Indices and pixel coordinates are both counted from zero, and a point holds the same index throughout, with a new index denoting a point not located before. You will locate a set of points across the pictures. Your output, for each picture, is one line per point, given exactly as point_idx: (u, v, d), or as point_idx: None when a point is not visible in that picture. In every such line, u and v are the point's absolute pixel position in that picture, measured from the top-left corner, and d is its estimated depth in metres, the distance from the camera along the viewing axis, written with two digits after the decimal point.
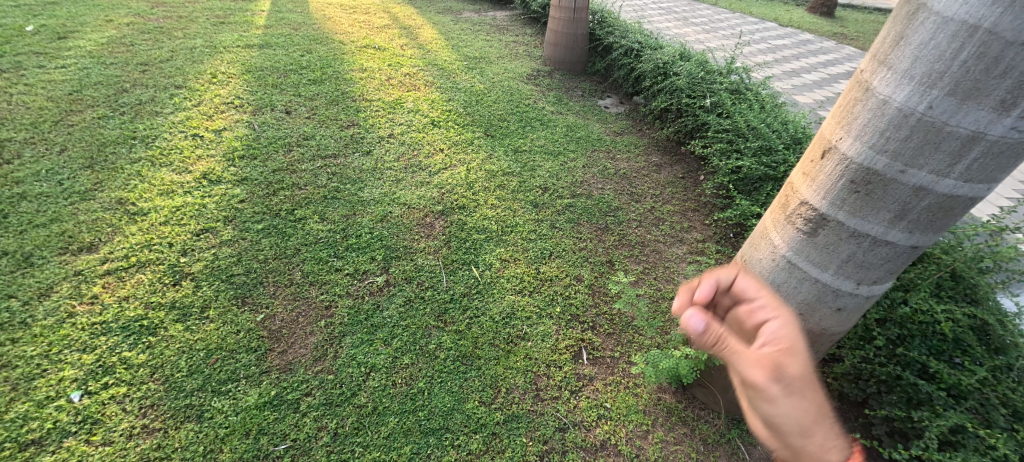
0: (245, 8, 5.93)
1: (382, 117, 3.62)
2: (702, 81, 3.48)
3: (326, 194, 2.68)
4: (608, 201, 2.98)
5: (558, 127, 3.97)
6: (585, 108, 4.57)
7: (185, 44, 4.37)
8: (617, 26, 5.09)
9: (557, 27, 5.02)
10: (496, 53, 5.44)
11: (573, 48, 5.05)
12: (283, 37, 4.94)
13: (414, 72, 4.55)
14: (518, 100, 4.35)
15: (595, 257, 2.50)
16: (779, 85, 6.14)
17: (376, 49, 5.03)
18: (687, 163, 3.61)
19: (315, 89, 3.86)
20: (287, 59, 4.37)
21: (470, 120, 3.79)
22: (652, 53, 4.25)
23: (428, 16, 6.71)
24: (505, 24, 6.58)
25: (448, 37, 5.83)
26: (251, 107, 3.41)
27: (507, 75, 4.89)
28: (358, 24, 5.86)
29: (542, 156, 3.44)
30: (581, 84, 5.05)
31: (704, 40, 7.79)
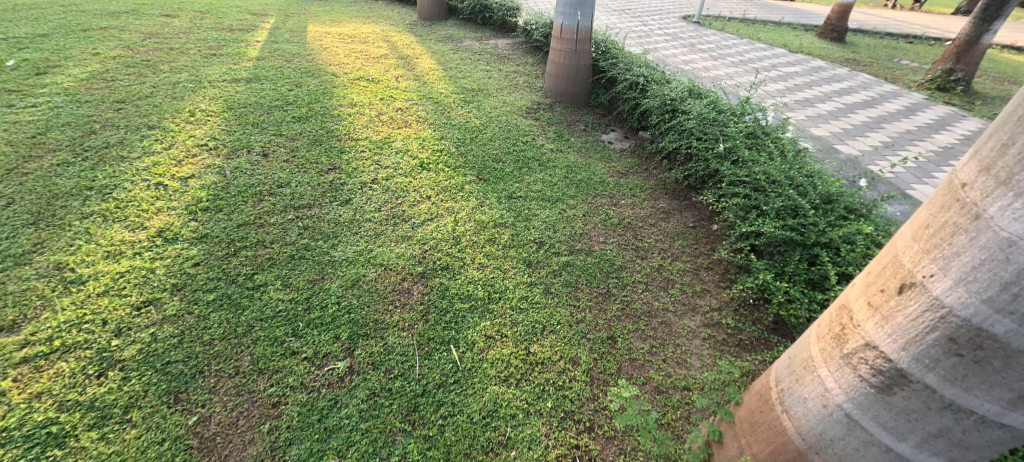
0: (239, 38, 5.80)
1: (367, 159, 3.36)
2: (714, 121, 3.19)
3: (293, 254, 2.40)
4: (610, 259, 2.67)
5: (558, 167, 3.69)
6: (588, 144, 4.30)
7: (169, 78, 4.18)
8: (622, 57, 4.85)
9: (558, 58, 4.79)
10: (495, 84, 5.22)
11: (575, 79, 4.81)
12: (274, 69, 4.77)
13: (407, 107, 4.32)
14: (516, 137, 4.09)
15: (595, 333, 2.18)
16: (793, 116, 5.86)
17: (370, 81, 4.83)
18: (698, 210, 3.29)
19: (299, 127, 3.63)
20: (274, 94, 4.16)
21: (463, 161, 3.52)
22: (659, 88, 3.99)
23: (427, 44, 6.55)
24: (506, 53, 6.39)
25: (446, 67, 5.63)
26: (226, 150, 3.17)
27: (505, 109, 4.65)
28: (354, 55, 5.69)
29: (539, 202, 3.15)
30: (584, 118, 4.80)
31: (713, 68, 7.57)
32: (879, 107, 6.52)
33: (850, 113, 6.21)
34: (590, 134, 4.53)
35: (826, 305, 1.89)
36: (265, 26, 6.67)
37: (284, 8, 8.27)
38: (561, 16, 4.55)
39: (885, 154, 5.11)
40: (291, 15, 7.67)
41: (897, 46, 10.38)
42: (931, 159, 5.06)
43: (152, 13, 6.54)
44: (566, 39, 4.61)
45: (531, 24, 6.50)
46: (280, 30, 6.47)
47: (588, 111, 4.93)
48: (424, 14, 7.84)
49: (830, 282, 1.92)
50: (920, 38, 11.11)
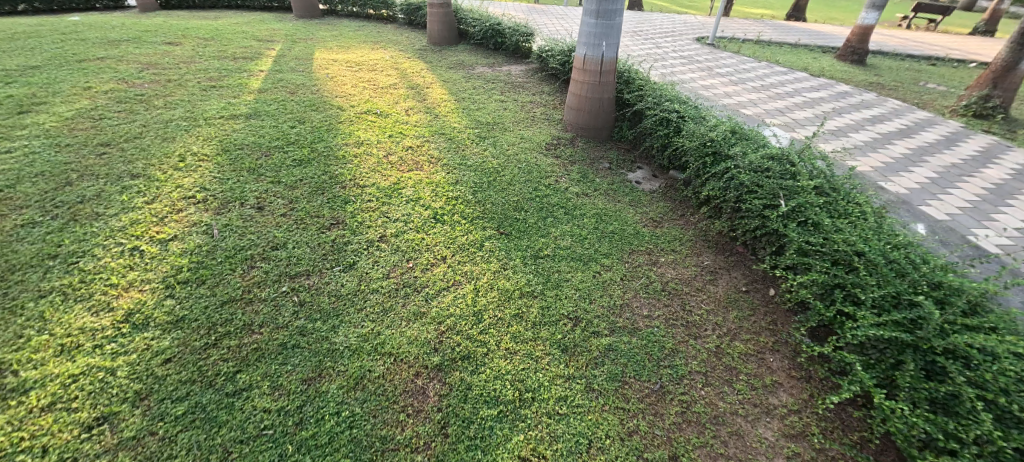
0: (242, 67, 5.54)
1: (374, 210, 3.00)
2: (769, 171, 2.80)
3: (284, 341, 2.01)
4: (659, 341, 2.26)
5: (587, 216, 3.31)
6: (615, 186, 3.93)
7: (162, 115, 3.87)
8: (649, 89, 4.50)
9: (580, 90, 4.46)
10: (511, 116, 4.88)
11: (598, 113, 4.47)
12: (276, 102, 4.46)
13: (419, 145, 3.98)
14: (538, 179, 3.73)
15: (652, 450, 1.77)
16: (827, 148, 5.49)
17: (378, 115, 4.51)
18: (750, 269, 2.88)
19: (300, 172, 3.29)
20: (274, 132, 3.84)
21: (482, 211, 3.15)
22: (696, 126, 3.62)
23: (438, 72, 6.26)
24: (520, 81, 6.09)
25: (459, 98, 5.31)
26: (217, 203, 2.82)
27: (524, 145, 4.29)
28: (362, 84, 5.40)
29: (569, 262, 2.76)
30: (607, 154, 4.44)
31: (735, 94, 7.25)
32: (916, 137, 6.12)
33: (887, 144, 5.82)
34: (616, 173, 4.16)
35: (963, 438, 1.47)
36: (270, 53, 6.42)
37: (291, 33, 8.07)
38: (584, 47, 4.23)
39: (935, 191, 4.68)
40: (297, 41, 7.45)
41: (920, 68, 10.04)
42: (986, 197, 4.62)
43: (154, 41, 6.32)
44: (589, 71, 4.29)
45: (546, 50, 6.20)
46: (285, 58, 6.22)
47: (611, 147, 4.57)
48: (434, 39, 7.59)
49: (965, 406, 1.50)
50: (942, 60, 10.77)
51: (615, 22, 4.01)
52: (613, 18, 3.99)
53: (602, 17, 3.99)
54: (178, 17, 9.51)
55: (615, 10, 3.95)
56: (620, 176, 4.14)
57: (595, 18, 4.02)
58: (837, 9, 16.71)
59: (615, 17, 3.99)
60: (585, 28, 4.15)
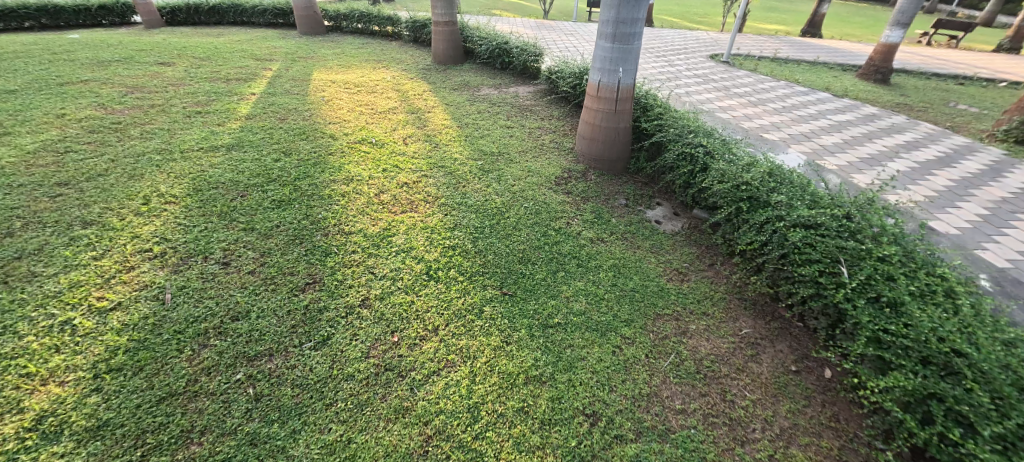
0: (233, 90, 5.23)
1: (358, 264, 2.61)
2: (822, 226, 2.36)
3: (230, 457, 1.61)
4: (697, 450, 1.83)
5: (603, 268, 2.88)
6: (633, 227, 3.51)
7: (135, 148, 3.54)
8: (671, 117, 4.10)
9: (593, 119, 4.07)
10: (517, 145, 4.49)
11: (612, 143, 4.09)
12: (263, 131, 4.12)
13: (415, 181, 3.61)
14: (547, 221, 3.32)
15: None
16: (860, 180, 5.03)
17: (373, 145, 4.15)
18: (798, 340, 2.44)
19: (279, 216, 2.91)
20: (256, 166, 3.48)
21: (482, 264, 2.74)
22: (727, 164, 3.19)
23: (441, 94, 5.92)
24: (527, 104, 5.71)
25: (462, 123, 4.95)
26: (176, 258, 2.44)
27: (532, 178, 3.89)
28: (359, 108, 5.05)
29: (584, 333, 2.33)
30: (623, 189, 4.03)
31: (755, 117, 6.83)
32: (957, 166, 5.62)
33: (926, 174, 5.33)
34: (633, 211, 3.76)
35: None
36: (266, 73, 6.13)
37: (292, 51, 7.82)
38: (598, 72, 3.84)
39: (989, 231, 4.18)
40: (297, 60, 7.17)
41: (949, 88, 9.53)
42: None
43: (146, 61, 6.07)
44: (603, 99, 3.90)
45: (557, 71, 5.83)
46: (281, 79, 5.92)
47: (627, 180, 4.16)
48: (438, 57, 7.30)
49: None
50: (971, 79, 10.25)
51: (633, 45, 3.62)
52: (632, 42, 3.60)
53: (619, 40, 3.60)
54: (180, 34, 9.35)
55: (633, 33, 3.56)
56: (639, 215, 3.72)
57: (611, 41, 3.63)
58: (854, 25, 16.26)
59: (634, 41, 3.60)
60: (600, 52, 3.76)
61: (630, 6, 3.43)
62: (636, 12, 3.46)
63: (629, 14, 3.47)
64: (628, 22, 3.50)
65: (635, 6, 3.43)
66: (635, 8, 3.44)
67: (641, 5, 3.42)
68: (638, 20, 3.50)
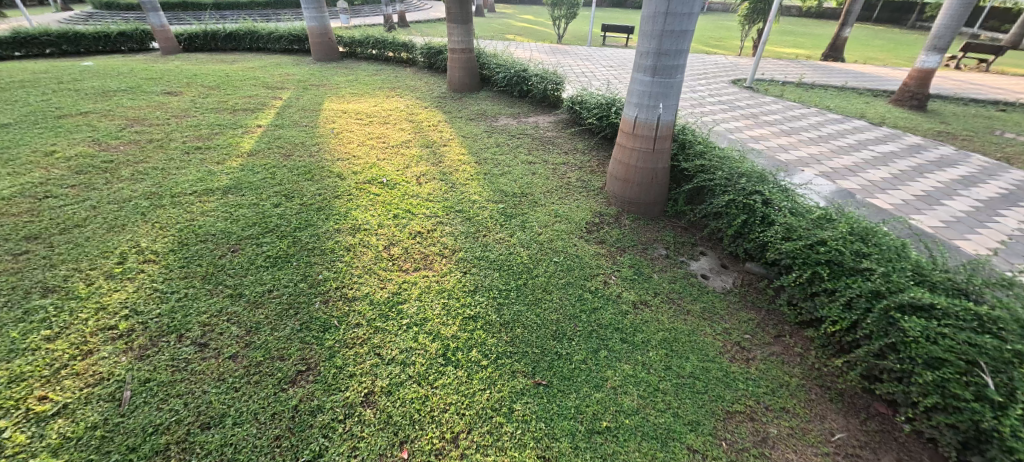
0: (239, 121, 4.93)
1: (362, 342, 2.18)
2: (941, 311, 1.89)
3: None
4: None
5: (653, 344, 2.42)
6: (679, 286, 3.04)
7: (122, 192, 3.20)
8: (715, 156, 3.66)
9: (627, 159, 3.65)
10: (541, 184, 4.08)
11: (649, 186, 3.66)
12: (265, 169, 3.77)
13: (430, 230, 3.20)
14: (580, 280, 2.87)
15: None
16: (922, 222, 4.51)
17: (384, 185, 3.77)
18: (908, 452, 1.93)
19: (272, 278, 2.51)
20: (252, 213, 3.10)
21: (509, 342, 2.30)
22: (795, 217, 2.73)
23: (457, 125, 5.57)
24: (549, 136, 5.33)
25: (480, 158, 4.56)
26: (144, 337, 2.06)
27: (560, 226, 3.46)
28: (369, 141, 4.69)
29: (639, 444, 1.86)
30: (662, 236, 3.59)
31: (791, 147, 6.33)
32: None
33: (995, 214, 4.78)
34: (676, 264, 3.30)
35: None
36: (275, 103, 5.85)
37: (304, 79, 7.60)
38: (635, 107, 3.43)
39: None
40: (309, 88, 6.93)
41: (992, 115, 8.96)
42: None
43: (153, 90, 5.84)
44: (640, 138, 3.49)
45: (581, 101, 5.45)
46: (291, 108, 5.62)
47: (665, 225, 3.71)
48: (454, 85, 7.01)
49: None
50: (1014, 105, 9.68)
51: (676, 79, 3.22)
52: (675, 75, 3.20)
53: (660, 74, 3.20)
54: (195, 61, 9.25)
55: (677, 65, 3.16)
56: (683, 268, 3.26)
57: (651, 75, 3.23)
58: (877, 48, 15.82)
59: (677, 74, 3.20)
60: (637, 87, 3.36)
61: (674, 36, 3.04)
62: (681, 43, 3.06)
63: (672, 46, 3.07)
64: (672, 54, 3.11)
65: (679, 36, 3.03)
66: (680, 39, 3.05)
67: (686, 35, 3.03)
68: (682, 52, 3.10)
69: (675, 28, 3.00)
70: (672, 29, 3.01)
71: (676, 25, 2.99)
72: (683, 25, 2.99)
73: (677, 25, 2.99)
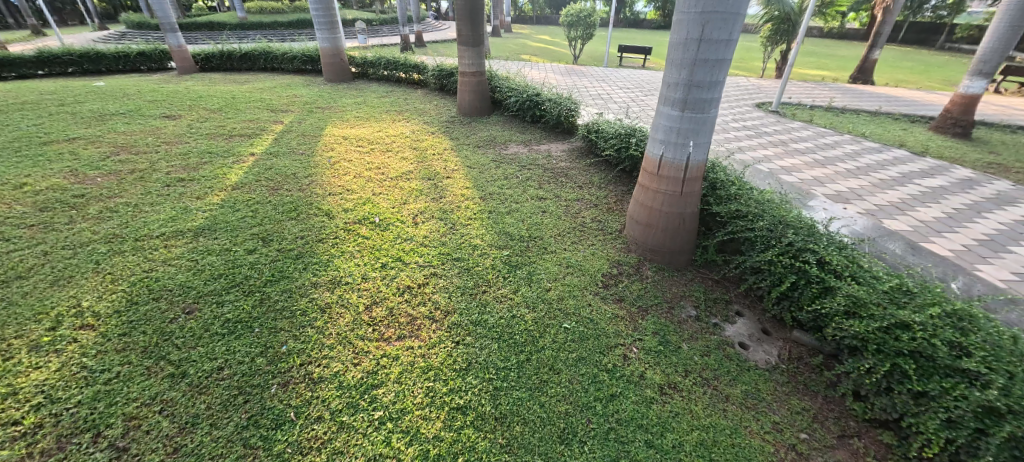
0: (232, 148, 4.62)
1: (321, 446, 1.77)
2: None
3: None
4: None
5: (684, 452, 1.96)
6: (714, 359, 2.55)
7: (82, 234, 2.86)
8: (754, 199, 3.19)
9: (650, 201, 3.20)
10: (552, 225, 3.65)
11: (676, 232, 3.18)
12: (247, 206, 3.41)
13: (421, 284, 2.78)
14: (595, 353, 2.41)
15: None
16: (989, 273, 3.92)
17: (375, 225, 3.38)
18: None
19: (225, 351, 2.12)
20: (221, 261, 2.73)
21: (504, 447, 1.87)
22: (861, 285, 2.24)
23: (465, 153, 5.18)
24: (562, 167, 4.90)
25: (486, 192, 4.14)
26: (49, 438, 1.70)
27: (573, 279, 3.01)
28: (367, 173, 4.33)
29: None
30: (690, 291, 3.10)
31: (828, 180, 5.73)
32: None
33: None
34: (708, 327, 2.82)
35: None
36: (276, 126, 5.54)
37: (311, 100, 7.35)
38: (660, 145, 2.98)
39: None
40: (314, 110, 6.66)
41: None
42: None
43: (152, 111, 5.60)
44: (666, 179, 3.03)
45: (597, 130, 5.03)
46: (290, 133, 5.31)
47: (693, 278, 3.23)
48: (463, 109, 6.68)
49: None
50: None
51: (709, 113, 2.77)
52: (708, 109, 2.75)
53: (691, 108, 2.76)
54: (207, 81, 9.15)
55: (710, 98, 2.72)
56: (717, 334, 2.78)
57: (680, 109, 2.79)
58: (908, 70, 15.08)
59: (710, 108, 2.75)
60: (663, 121, 2.92)
61: (708, 66, 2.60)
62: (716, 73, 2.62)
63: (706, 76, 2.64)
64: (705, 86, 2.67)
65: (714, 66, 2.60)
66: (715, 68, 2.61)
67: (722, 65, 2.60)
68: (717, 83, 2.66)
69: (709, 56, 2.57)
70: (706, 57, 2.58)
71: (710, 53, 2.56)
72: (719, 52, 2.56)
73: (712, 53, 2.56)
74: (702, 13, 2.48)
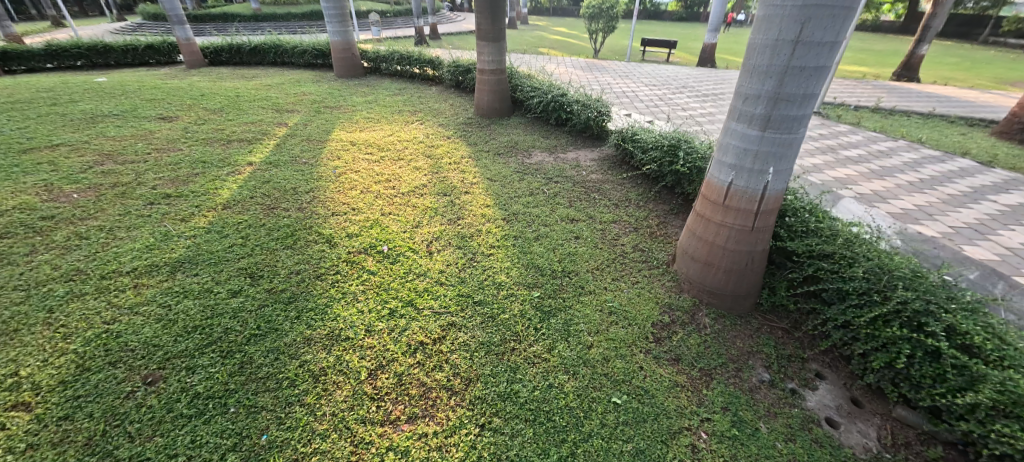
0: (229, 156, 4.17)
1: None
2: None
3: None
4: None
5: None
6: (802, 447, 2.03)
7: (40, 269, 2.44)
8: (840, 234, 2.63)
9: (710, 236, 2.64)
10: (588, 255, 3.13)
11: (742, 273, 2.63)
12: (237, 231, 2.96)
13: (436, 340, 2.29)
14: (654, 442, 1.91)
15: None
16: None
17: (382, 256, 2.90)
18: None
19: (189, 443, 1.69)
20: (199, 308, 2.28)
21: None
22: None
23: (485, 161, 4.67)
24: (593, 179, 4.36)
25: (510, 212, 3.63)
26: None
27: (619, 331, 2.50)
28: (376, 187, 3.86)
29: None
30: (759, 345, 2.57)
31: (890, 196, 5.09)
32: None
33: None
34: (787, 396, 2.29)
35: None
36: (279, 130, 5.06)
37: (320, 98, 6.88)
38: (729, 170, 2.42)
39: None
40: (322, 109, 6.19)
41: None
42: None
43: (148, 111, 5.18)
44: (734, 212, 2.48)
45: (633, 138, 4.47)
46: (294, 137, 4.84)
47: (759, 327, 2.69)
48: (481, 109, 6.16)
49: None
50: None
51: (797, 134, 2.19)
52: (796, 128, 2.17)
53: (774, 128, 2.18)
54: (215, 75, 8.74)
55: (801, 116, 2.14)
56: (798, 406, 2.25)
57: (760, 129, 2.21)
58: (953, 66, 14.04)
59: (799, 128, 2.17)
60: (734, 143, 2.35)
61: (803, 75, 2.02)
62: (812, 85, 2.04)
63: (799, 88, 2.05)
64: (796, 100, 2.08)
65: (811, 75, 2.02)
66: (811, 78, 2.03)
67: (821, 74, 2.02)
68: (812, 96, 2.08)
69: (807, 62, 1.99)
70: (802, 64, 2.00)
71: (809, 58, 1.98)
72: (820, 58, 1.98)
73: (811, 59, 1.98)
74: (804, 7, 1.90)
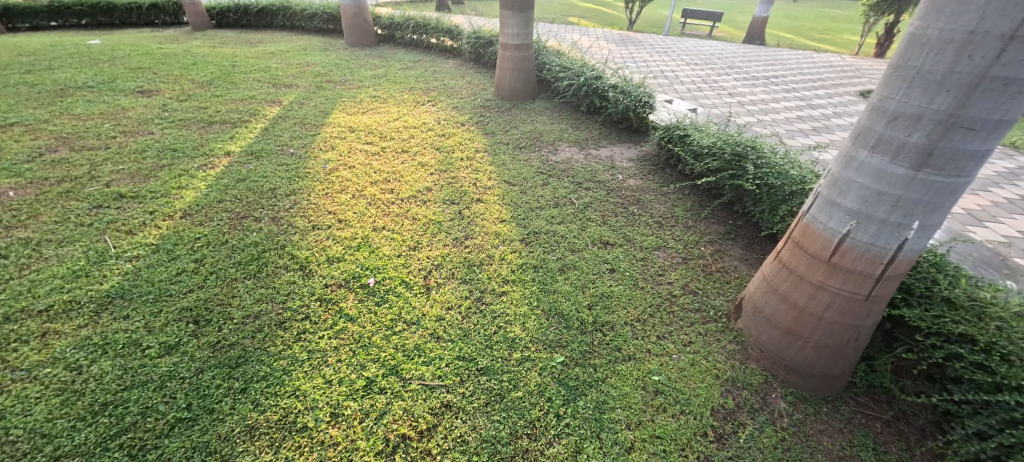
0: (206, 143, 3.58)
1: None
2: None
3: None
4: None
5: None
6: None
7: None
8: (983, 307, 1.91)
9: (801, 298, 1.95)
10: (625, 299, 2.47)
11: (839, 351, 1.95)
12: (191, 251, 2.39)
13: (423, 434, 1.72)
14: None
15: None
16: None
17: (367, 292, 2.30)
18: None
19: None
20: (116, 373, 1.75)
21: None
22: None
23: (503, 157, 3.98)
24: (630, 186, 3.65)
25: (530, 230, 2.98)
26: None
27: (668, 424, 1.87)
28: (371, 188, 3.24)
29: None
30: (854, 447, 1.91)
31: (987, 217, 4.22)
32: None
33: None
34: None
35: None
36: (271, 109, 4.44)
37: (325, 70, 6.20)
38: (846, 218, 1.71)
39: None
40: (324, 84, 5.52)
41: None
42: None
43: (127, 83, 4.60)
44: (843, 273, 1.79)
45: (681, 138, 3.71)
46: (286, 120, 4.22)
47: (853, 417, 2.03)
48: (502, 90, 5.41)
49: None
50: None
51: (966, 177, 1.48)
52: (968, 170, 1.46)
53: (934, 167, 1.47)
54: (218, 39, 8.09)
55: (982, 153, 1.42)
56: None
57: (911, 166, 1.50)
58: None
59: (972, 169, 1.46)
60: (861, 181, 1.64)
61: (1005, 91, 1.31)
62: (1014, 107, 1.33)
63: (993, 110, 1.35)
64: (983, 128, 1.37)
65: (1018, 92, 1.31)
66: (1017, 96, 1.31)
67: None
68: (1007, 125, 1.37)
69: (1017, 72, 1.28)
70: (1008, 75, 1.29)
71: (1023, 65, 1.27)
72: None
73: None
74: None
